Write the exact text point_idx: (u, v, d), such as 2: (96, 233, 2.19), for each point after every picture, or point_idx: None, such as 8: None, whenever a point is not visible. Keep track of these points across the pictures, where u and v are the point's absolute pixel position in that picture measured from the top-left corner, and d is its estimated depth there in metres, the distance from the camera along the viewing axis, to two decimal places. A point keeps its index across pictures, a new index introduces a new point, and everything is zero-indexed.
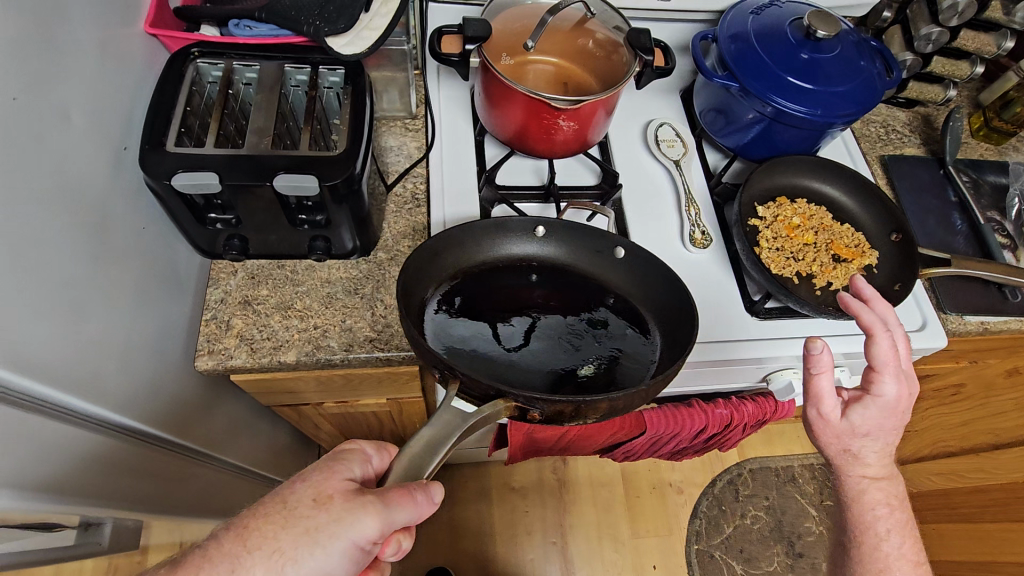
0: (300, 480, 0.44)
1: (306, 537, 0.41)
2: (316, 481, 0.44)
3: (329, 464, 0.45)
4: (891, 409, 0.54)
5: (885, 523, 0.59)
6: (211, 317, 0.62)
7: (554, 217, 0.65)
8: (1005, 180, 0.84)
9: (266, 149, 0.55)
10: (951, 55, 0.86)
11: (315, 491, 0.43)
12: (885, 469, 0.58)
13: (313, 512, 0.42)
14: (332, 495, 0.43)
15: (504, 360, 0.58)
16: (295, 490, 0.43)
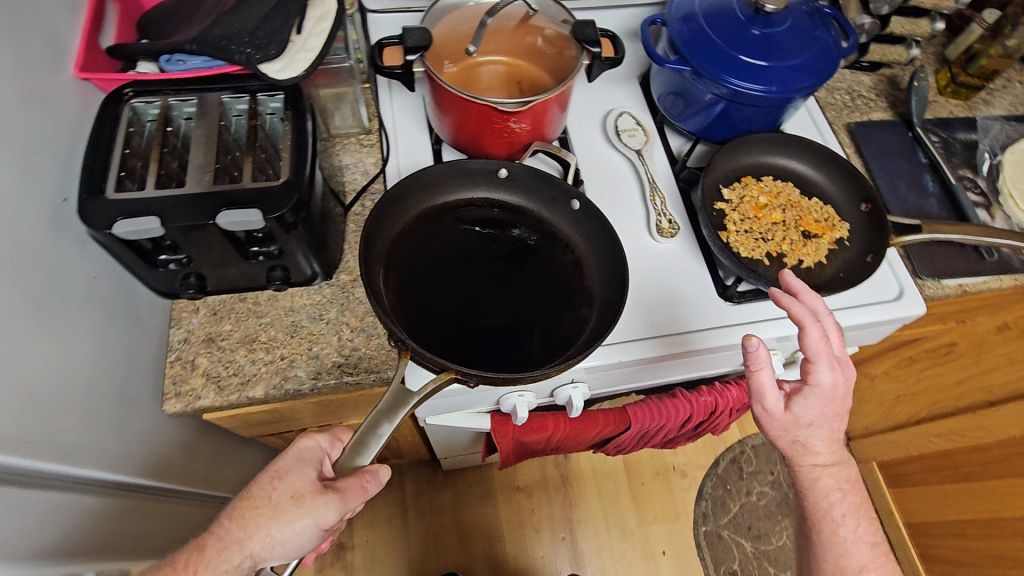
0: (270, 476, 0.51)
1: (286, 528, 0.48)
2: (286, 478, 0.50)
3: (295, 461, 0.52)
4: (830, 397, 0.54)
5: (840, 507, 0.59)
6: (176, 358, 0.61)
7: (517, 162, 0.68)
8: (975, 136, 0.83)
9: (208, 186, 0.54)
10: (910, 14, 0.86)
11: (291, 489, 0.50)
12: (836, 455, 0.58)
13: (291, 508, 0.48)
14: (304, 491, 0.49)
15: (460, 301, 0.63)
16: (275, 486, 0.50)
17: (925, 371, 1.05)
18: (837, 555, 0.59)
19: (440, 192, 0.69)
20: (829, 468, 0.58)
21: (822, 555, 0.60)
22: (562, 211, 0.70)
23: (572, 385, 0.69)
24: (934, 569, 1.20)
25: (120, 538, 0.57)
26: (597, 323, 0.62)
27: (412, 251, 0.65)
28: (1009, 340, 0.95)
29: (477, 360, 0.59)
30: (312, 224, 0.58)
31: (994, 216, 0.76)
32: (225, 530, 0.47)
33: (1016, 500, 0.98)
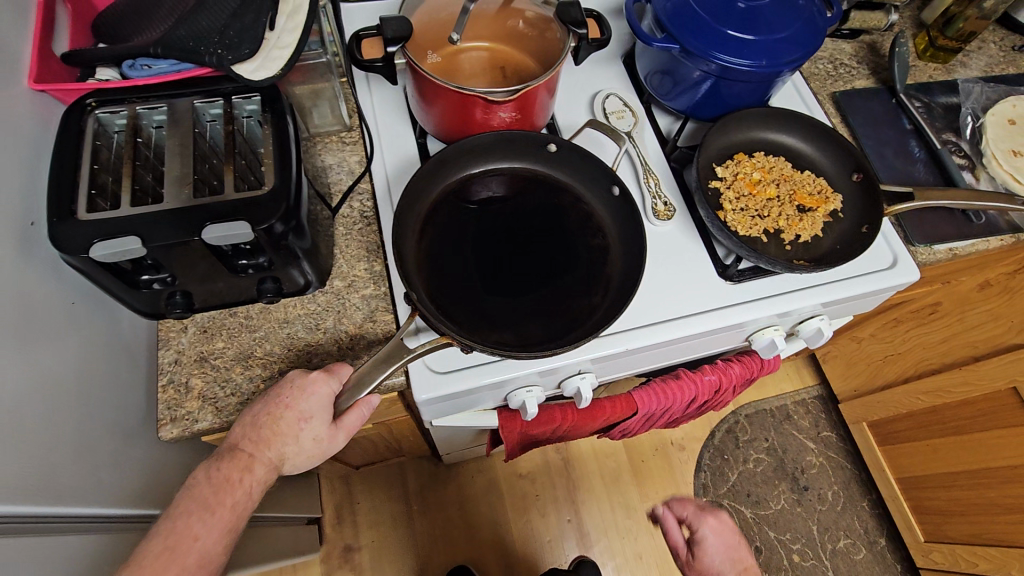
0: (286, 408, 0.54)
1: (309, 455, 0.57)
2: (300, 414, 0.54)
3: (314, 407, 0.54)
4: (720, 539, 0.76)
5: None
6: (168, 382, 0.58)
7: (566, 140, 0.68)
8: (957, 99, 0.83)
9: (188, 200, 0.51)
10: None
11: (314, 432, 0.55)
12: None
13: (315, 444, 0.56)
14: (324, 433, 0.56)
15: (481, 260, 0.65)
16: (299, 427, 0.54)
17: (907, 332, 1.15)
18: None
19: (480, 159, 0.69)
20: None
21: None
22: (600, 195, 0.69)
23: (579, 375, 0.68)
24: (925, 520, 1.25)
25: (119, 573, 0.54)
26: (608, 312, 0.62)
27: (447, 217, 0.67)
28: (990, 297, 0.98)
29: (485, 331, 0.60)
30: (301, 232, 0.55)
31: (978, 177, 0.78)
32: (257, 457, 0.54)
33: (1002, 450, 1.00)
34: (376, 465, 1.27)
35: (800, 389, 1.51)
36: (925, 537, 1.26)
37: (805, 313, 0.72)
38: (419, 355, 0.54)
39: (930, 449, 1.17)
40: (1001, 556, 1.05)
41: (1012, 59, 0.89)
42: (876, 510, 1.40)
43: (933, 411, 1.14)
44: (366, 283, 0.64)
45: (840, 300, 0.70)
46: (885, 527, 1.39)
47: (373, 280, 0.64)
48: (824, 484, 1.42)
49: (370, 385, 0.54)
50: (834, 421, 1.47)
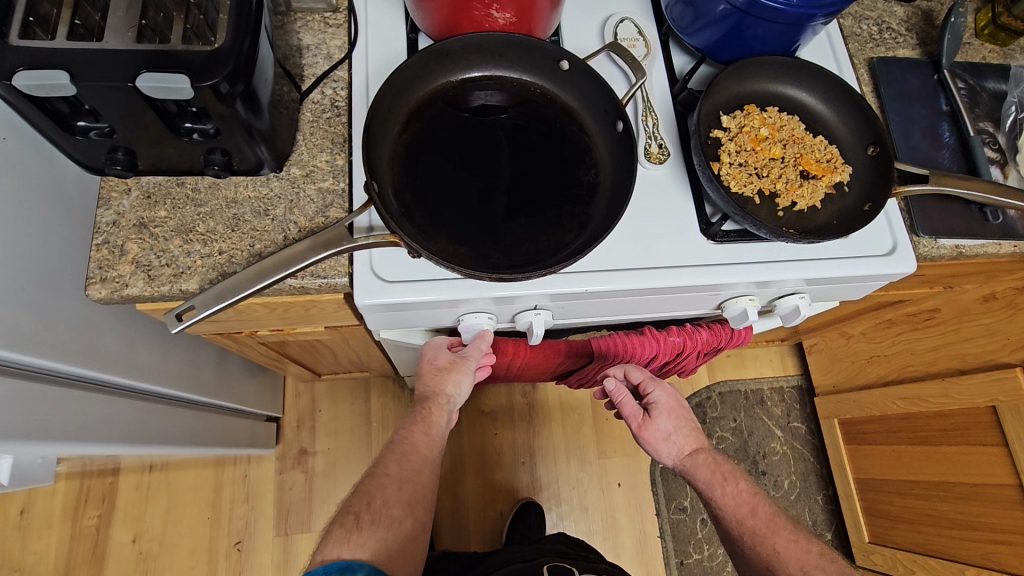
0: (435, 381, 0.69)
1: (459, 389, 0.69)
2: (451, 396, 0.69)
3: (438, 372, 0.69)
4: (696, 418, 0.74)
5: (736, 524, 0.69)
6: (103, 241, 0.56)
7: (581, 60, 0.61)
8: (1005, 86, 0.75)
9: (130, 44, 0.46)
10: None
11: (452, 385, 0.68)
12: (695, 440, 0.73)
13: (454, 379, 0.68)
14: (458, 385, 0.69)
15: (454, 167, 0.60)
16: (445, 388, 0.69)
17: (900, 335, 1.10)
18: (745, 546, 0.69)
19: (489, 61, 0.63)
20: (723, 486, 0.70)
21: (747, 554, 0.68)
22: (605, 128, 0.63)
23: (534, 311, 0.65)
24: (874, 522, 1.24)
25: (41, 423, 0.54)
26: (573, 250, 0.58)
27: (438, 116, 0.62)
28: (992, 311, 0.92)
29: (443, 239, 0.57)
30: (256, 105, 0.52)
31: (1007, 175, 0.71)
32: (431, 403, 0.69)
33: (964, 467, 0.98)
34: (340, 376, 1.27)
35: (780, 377, 1.48)
36: (870, 539, 1.26)
37: (785, 287, 0.67)
38: (358, 247, 0.53)
39: (894, 454, 1.15)
40: (939, 567, 1.05)
41: None
42: (829, 505, 1.40)
43: (906, 418, 1.11)
44: (325, 176, 0.60)
45: (825, 280, 0.66)
46: (834, 523, 1.39)
47: (333, 174, 0.61)
48: (783, 472, 1.41)
49: (254, 289, 0.52)
50: (807, 414, 1.45)
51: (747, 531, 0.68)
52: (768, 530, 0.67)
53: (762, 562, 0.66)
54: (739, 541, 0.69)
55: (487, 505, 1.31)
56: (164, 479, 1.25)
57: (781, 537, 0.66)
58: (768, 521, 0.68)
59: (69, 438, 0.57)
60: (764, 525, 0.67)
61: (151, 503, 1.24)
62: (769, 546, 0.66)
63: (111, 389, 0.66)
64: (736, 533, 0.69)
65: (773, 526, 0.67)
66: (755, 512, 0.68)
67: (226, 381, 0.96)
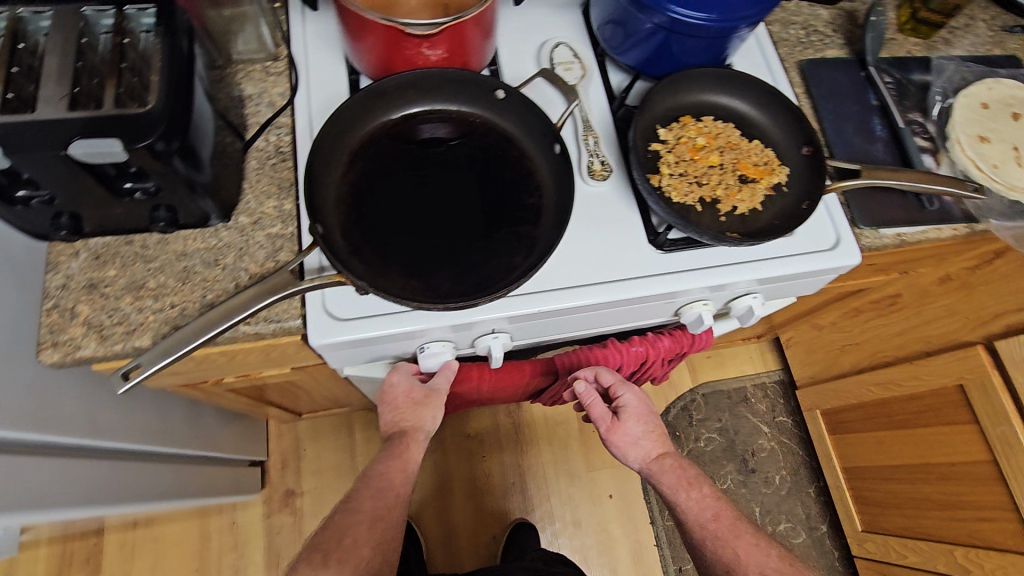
0: (412, 416, 0.68)
1: (433, 418, 0.70)
2: (429, 427, 0.70)
3: (411, 407, 0.68)
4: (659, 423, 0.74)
5: (698, 529, 0.70)
6: (54, 305, 0.56)
7: (514, 88, 0.63)
8: (928, 78, 0.78)
9: (63, 112, 0.47)
10: None
11: (428, 416, 0.69)
12: (662, 445, 0.74)
13: (430, 410, 0.69)
14: (433, 414, 0.69)
15: (399, 201, 0.61)
16: (421, 422, 0.69)
17: (868, 323, 1.12)
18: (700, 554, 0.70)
19: (426, 95, 0.65)
20: (687, 491, 0.71)
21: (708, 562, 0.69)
22: (545, 151, 0.65)
23: (492, 334, 0.66)
24: (865, 510, 1.25)
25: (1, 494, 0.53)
26: (521, 273, 0.59)
27: (381, 153, 0.64)
28: (949, 291, 0.94)
29: (393, 273, 0.58)
30: (195, 160, 0.53)
31: (940, 162, 0.74)
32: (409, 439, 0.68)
33: (942, 447, 0.99)
34: (321, 413, 1.27)
35: (760, 373, 1.49)
36: (862, 527, 1.26)
37: (738, 289, 0.69)
38: (306, 289, 0.54)
39: (875, 440, 1.16)
40: (929, 549, 1.06)
41: (1000, 40, 0.83)
42: (821, 497, 1.40)
43: (882, 403, 1.12)
44: (273, 222, 0.61)
45: (776, 279, 0.68)
46: (828, 514, 1.39)
47: (281, 219, 0.61)
48: (772, 468, 1.42)
49: (203, 339, 0.52)
50: (791, 407, 1.47)
51: (710, 536, 0.69)
52: (730, 535, 0.68)
53: (723, 567, 0.67)
54: (700, 546, 0.70)
55: (480, 530, 1.30)
56: (149, 534, 1.23)
57: (743, 542, 0.68)
58: (730, 525, 0.69)
59: (31, 507, 0.57)
60: (727, 530, 0.69)
61: (138, 560, 1.21)
62: (731, 550, 0.67)
63: (77, 452, 0.66)
64: (698, 537, 0.70)
65: (736, 531, 0.69)
66: (718, 516, 0.70)
67: (201, 430, 0.96)
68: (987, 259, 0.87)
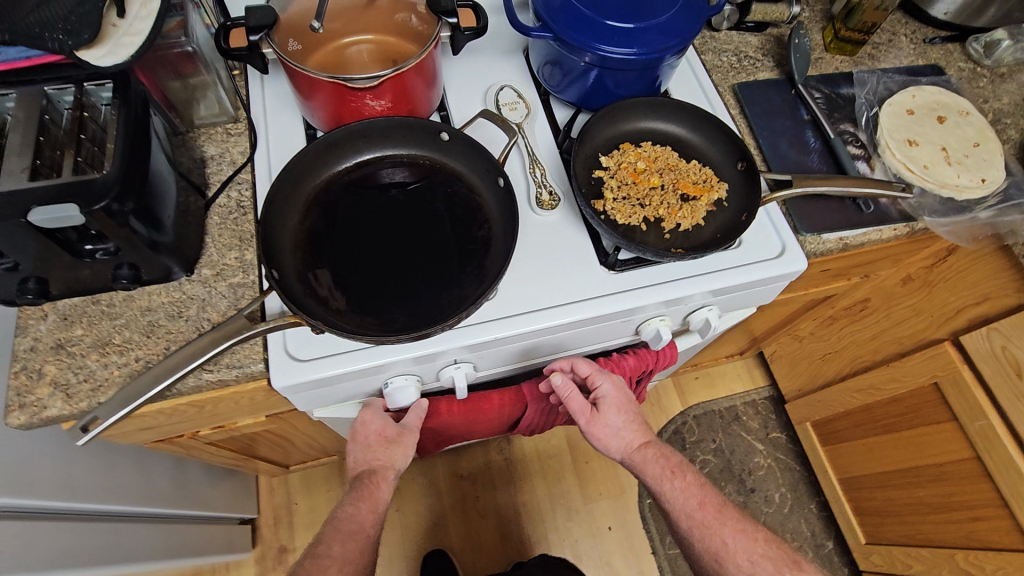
0: (384, 454, 0.69)
1: (404, 457, 0.70)
2: (399, 466, 0.70)
3: (383, 444, 0.69)
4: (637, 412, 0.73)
5: (685, 518, 0.69)
6: (21, 368, 0.58)
7: (457, 130, 0.67)
8: (854, 90, 0.83)
9: (23, 183, 0.50)
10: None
11: (399, 453, 0.69)
12: (644, 434, 0.72)
13: (402, 448, 0.69)
14: (404, 452, 0.70)
15: (353, 244, 0.64)
16: (392, 460, 0.69)
17: (843, 329, 1.13)
18: (690, 543, 0.69)
19: (376, 142, 0.69)
20: (672, 480, 0.69)
21: (698, 550, 0.68)
22: (491, 186, 0.68)
23: (455, 365, 0.68)
24: (866, 522, 1.22)
25: None
26: (473, 302, 0.61)
27: (335, 200, 0.67)
28: (912, 291, 0.96)
29: (348, 313, 0.60)
30: (151, 218, 0.56)
31: (874, 167, 0.78)
32: (379, 477, 0.68)
33: (927, 448, 0.99)
34: (310, 464, 1.26)
35: (749, 391, 1.49)
36: (866, 540, 1.23)
37: (692, 303, 0.71)
38: (261, 332, 0.56)
39: (866, 448, 1.15)
40: (932, 556, 1.04)
41: (922, 51, 0.89)
42: (824, 512, 1.38)
43: (867, 409, 1.12)
44: (234, 272, 0.64)
45: (727, 289, 0.70)
46: (832, 530, 1.36)
47: (242, 269, 0.64)
48: (772, 486, 1.40)
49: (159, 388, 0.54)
50: (783, 423, 1.46)
51: (697, 525, 0.68)
52: (717, 523, 0.67)
53: (712, 556, 0.67)
54: (688, 536, 0.69)
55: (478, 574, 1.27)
56: None
57: (729, 528, 0.67)
58: (717, 513, 0.68)
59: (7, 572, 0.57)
60: (714, 517, 0.68)
61: None
62: (718, 539, 0.67)
63: (53, 515, 0.66)
64: (686, 526, 0.69)
65: (723, 518, 0.68)
66: (704, 504, 0.69)
67: (184, 489, 0.95)
68: (942, 256, 0.90)
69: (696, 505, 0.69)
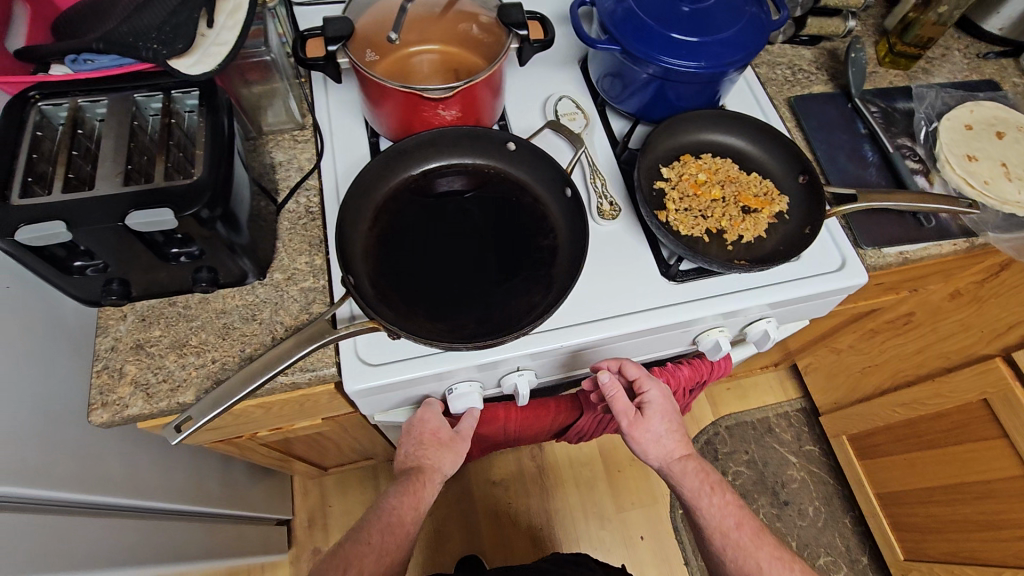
0: (435, 455, 0.69)
1: (452, 461, 0.70)
2: (447, 469, 0.70)
3: (436, 446, 0.70)
4: (677, 422, 0.71)
5: (719, 536, 0.70)
6: (103, 367, 0.59)
7: (525, 139, 0.68)
8: (912, 104, 0.83)
9: (119, 188, 0.52)
10: (823, 14, 0.86)
11: (449, 457, 0.70)
12: (685, 446, 0.71)
13: (451, 452, 0.70)
14: (453, 457, 0.70)
15: (422, 251, 0.65)
16: (441, 463, 0.70)
17: (886, 343, 1.12)
18: (721, 561, 0.70)
19: (442, 151, 0.70)
20: (710, 496, 0.70)
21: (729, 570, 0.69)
22: (556, 196, 0.69)
23: (517, 372, 0.68)
24: (904, 537, 1.21)
25: (60, 553, 0.55)
26: (543, 310, 0.62)
27: (403, 207, 0.68)
28: (961, 306, 0.95)
29: (420, 318, 0.61)
30: (235, 223, 0.57)
31: (933, 182, 0.77)
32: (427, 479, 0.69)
33: (974, 464, 0.98)
34: (346, 467, 1.27)
35: (782, 402, 1.49)
36: (904, 555, 1.22)
37: (752, 314, 0.71)
38: (340, 337, 0.57)
39: (907, 463, 1.14)
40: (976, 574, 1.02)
41: (977, 66, 0.88)
42: (858, 527, 1.37)
43: (909, 423, 1.11)
44: (306, 276, 0.65)
45: (788, 302, 0.70)
46: (867, 545, 1.35)
47: (313, 273, 0.65)
48: (805, 499, 1.39)
49: (243, 391, 0.55)
50: (817, 435, 1.45)
51: (731, 544, 0.69)
52: (752, 544, 0.69)
53: None
54: (720, 553, 0.70)
55: None
56: None
57: (765, 552, 0.68)
58: (752, 534, 0.69)
59: (84, 566, 0.58)
60: (750, 538, 0.69)
61: None
62: (754, 561, 0.68)
63: (121, 512, 0.68)
64: (719, 544, 0.70)
65: (758, 540, 0.69)
66: (740, 524, 0.70)
67: (232, 489, 0.96)
68: (994, 271, 0.89)
69: (732, 523, 0.70)
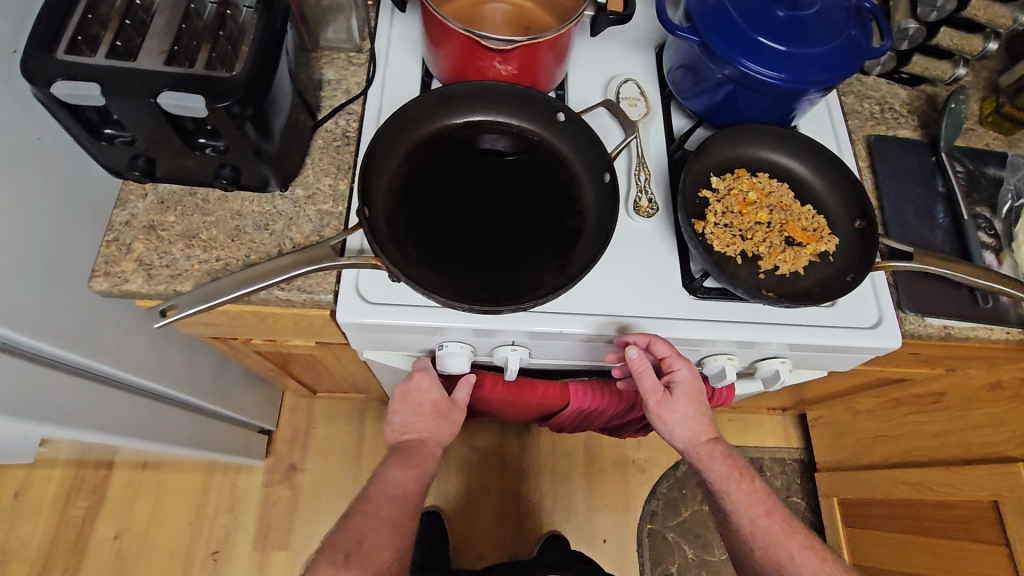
0: (433, 426, 0.70)
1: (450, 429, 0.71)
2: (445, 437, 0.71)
3: (434, 418, 0.70)
4: (705, 406, 0.67)
5: (747, 522, 0.67)
6: (114, 239, 0.60)
7: (575, 113, 0.65)
8: (1002, 173, 0.76)
9: (160, 65, 0.52)
10: (935, 54, 0.79)
11: (448, 425, 0.71)
12: (712, 430, 0.68)
13: (450, 421, 0.70)
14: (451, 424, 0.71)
15: (444, 201, 0.63)
16: (441, 432, 0.70)
17: (905, 417, 1.06)
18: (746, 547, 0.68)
19: (490, 106, 0.67)
20: (739, 482, 0.68)
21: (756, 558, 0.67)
22: (594, 180, 0.66)
23: (511, 346, 0.67)
24: None
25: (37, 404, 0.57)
26: (550, 290, 0.59)
27: (438, 153, 0.66)
28: (998, 399, 0.88)
29: (423, 268, 0.60)
30: (266, 129, 0.56)
31: (1002, 261, 0.71)
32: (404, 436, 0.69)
33: (965, 564, 0.92)
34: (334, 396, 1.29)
35: (781, 448, 1.44)
36: None
37: (767, 350, 0.67)
38: (340, 266, 0.56)
39: (895, 543, 1.09)
40: None
41: None
42: None
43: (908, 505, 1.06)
44: (326, 199, 0.64)
45: (809, 347, 0.66)
46: None
47: (334, 198, 0.65)
48: None
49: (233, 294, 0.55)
50: (807, 490, 1.40)
51: (761, 531, 0.67)
52: (781, 533, 0.66)
53: (774, 565, 0.66)
54: (746, 540, 0.68)
55: (466, 547, 1.29)
56: (153, 478, 1.27)
57: (796, 540, 0.66)
58: (782, 523, 0.67)
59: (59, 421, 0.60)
60: (781, 527, 0.67)
61: (137, 502, 1.26)
62: (783, 549, 0.66)
63: (107, 380, 0.70)
64: (748, 531, 0.67)
65: (789, 529, 0.67)
66: (770, 512, 0.68)
67: (222, 388, 0.99)
68: None
69: (762, 510, 0.67)
